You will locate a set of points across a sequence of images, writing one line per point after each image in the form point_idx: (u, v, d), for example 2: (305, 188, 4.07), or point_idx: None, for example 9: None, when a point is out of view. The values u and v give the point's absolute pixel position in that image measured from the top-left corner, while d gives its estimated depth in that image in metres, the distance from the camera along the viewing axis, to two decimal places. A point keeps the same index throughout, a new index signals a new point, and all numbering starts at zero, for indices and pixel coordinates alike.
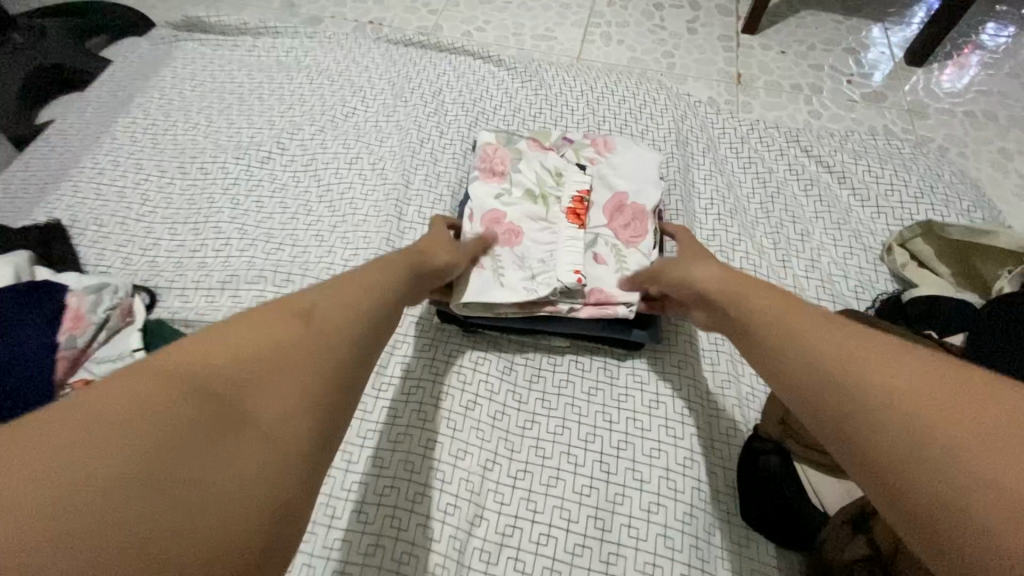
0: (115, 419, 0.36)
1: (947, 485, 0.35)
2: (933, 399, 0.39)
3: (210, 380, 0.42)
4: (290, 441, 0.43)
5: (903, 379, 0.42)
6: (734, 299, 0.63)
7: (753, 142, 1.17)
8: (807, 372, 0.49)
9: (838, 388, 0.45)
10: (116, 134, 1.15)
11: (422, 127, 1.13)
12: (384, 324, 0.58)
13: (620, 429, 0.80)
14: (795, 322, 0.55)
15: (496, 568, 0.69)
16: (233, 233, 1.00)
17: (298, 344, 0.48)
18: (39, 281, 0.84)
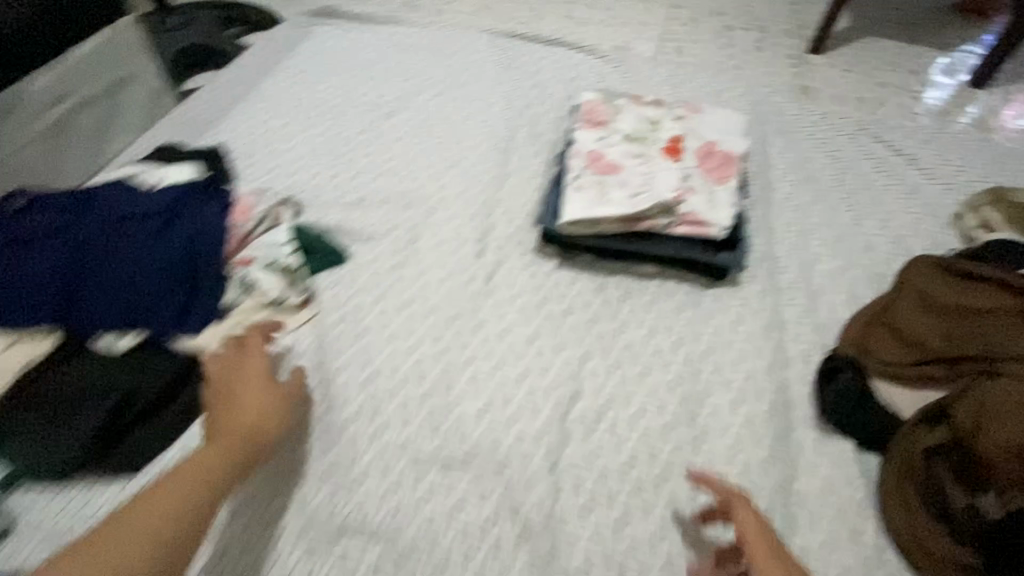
0: (127, 548, 0.57)
1: None
2: None
3: (201, 482, 0.65)
4: (189, 497, 0.63)
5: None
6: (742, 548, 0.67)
7: (826, 126, 1.27)
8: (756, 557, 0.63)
9: None
10: (262, 87, 1.34)
11: (525, 97, 1.28)
12: (280, 418, 0.75)
13: (706, 339, 0.88)
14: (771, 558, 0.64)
15: (595, 435, 0.78)
16: (362, 163, 1.14)
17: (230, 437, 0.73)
18: (209, 181, 0.99)
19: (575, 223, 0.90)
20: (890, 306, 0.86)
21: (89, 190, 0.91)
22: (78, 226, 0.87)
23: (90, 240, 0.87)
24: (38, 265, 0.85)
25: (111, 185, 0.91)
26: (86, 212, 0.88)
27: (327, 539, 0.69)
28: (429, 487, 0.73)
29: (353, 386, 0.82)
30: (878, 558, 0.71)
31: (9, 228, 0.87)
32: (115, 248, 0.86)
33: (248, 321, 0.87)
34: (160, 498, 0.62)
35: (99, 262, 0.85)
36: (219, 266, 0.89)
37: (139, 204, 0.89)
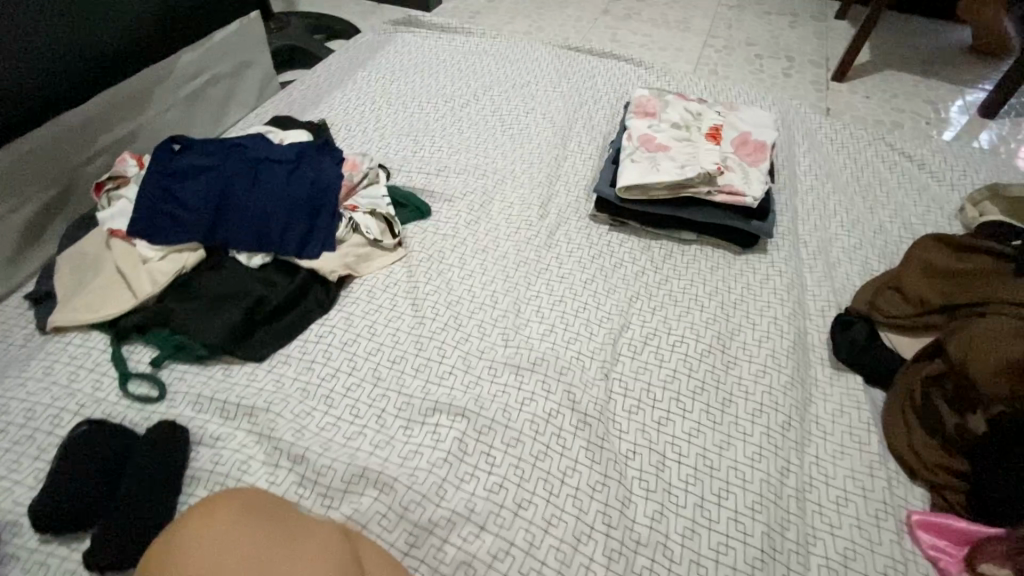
0: None
1: None
2: None
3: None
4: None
5: None
6: None
7: (846, 133, 1.43)
8: None
9: None
10: (355, 80, 1.57)
11: (581, 96, 1.48)
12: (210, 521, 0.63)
13: (736, 291, 1.03)
14: None
15: (642, 355, 0.92)
16: (442, 142, 1.34)
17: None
18: (324, 145, 1.20)
19: (628, 188, 1.07)
20: (900, 272, 1.00)
21: (233, 142, 1.12)
22: (222, 163, 1.07)
23: (231, 174, 1.05)
24: (190, 191, 1.03)
25: (252, 139, 1.13)
26: (230, 155, 1.09)
27: (418, 414, 0.83)
28: (503, 383, 0.88)
29: (440, 307, 0.99)
30: (882, 466, 0.83)
31: (167, 163, 1.06)
32: (253, 183, 1.05)
33: (353, 250, 1.05)
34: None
35: (240, 192, 1.03)
36: (333, 203, 1.06)
37: (274, 154, 1.10)
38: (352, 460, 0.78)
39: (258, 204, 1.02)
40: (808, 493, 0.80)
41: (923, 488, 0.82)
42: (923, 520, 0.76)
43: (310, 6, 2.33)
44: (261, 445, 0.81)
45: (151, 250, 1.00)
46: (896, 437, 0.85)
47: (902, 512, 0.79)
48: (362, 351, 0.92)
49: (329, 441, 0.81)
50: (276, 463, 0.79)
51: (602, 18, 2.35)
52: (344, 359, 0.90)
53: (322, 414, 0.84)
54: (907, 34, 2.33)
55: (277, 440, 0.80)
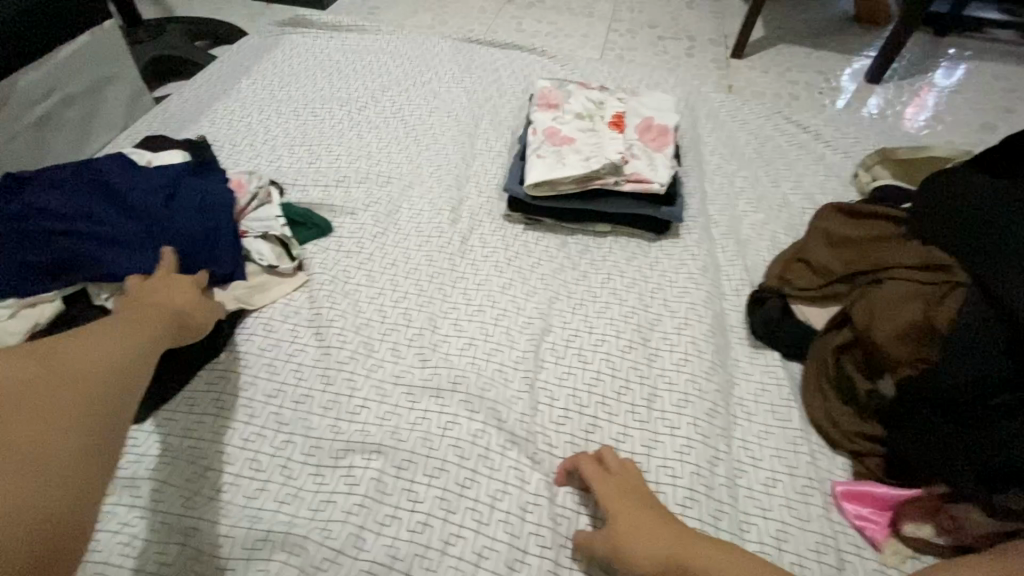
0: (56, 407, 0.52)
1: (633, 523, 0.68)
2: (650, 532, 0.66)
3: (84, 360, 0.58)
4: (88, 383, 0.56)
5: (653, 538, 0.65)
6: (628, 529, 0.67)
7: (747, 110, 1.46)
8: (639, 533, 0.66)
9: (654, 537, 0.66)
10: (239, 89, 1.43)
11: (486, 91, 1.42)
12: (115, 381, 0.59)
13: (654, 280, 1.02)
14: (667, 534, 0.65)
15: (565, 359, 0.89)
16: (340, 151, 1.25)
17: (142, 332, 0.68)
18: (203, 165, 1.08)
19: (536, 186, 1.04)
20: (803, 243, 1.02)
21: (99, 169, 0.96)
22: (88, 199, 0.92)
23: (101, 211, 0.91)
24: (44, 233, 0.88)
25: (123, 166, 0.98)
26: (94, 186, 0.94)
27: (329, 458, 0.77)
28: (423, 409, 0.82)
29: (347, 334, 0.91)
30: (805, 440, 0.84)
31: (10, 202, 0.92)
32: (125, 219, 0.92)
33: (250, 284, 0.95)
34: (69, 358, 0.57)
35: (98, 228, 0.90)
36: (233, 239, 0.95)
37: (151, 183, 0.97)
38: (255, 523, 0.70)
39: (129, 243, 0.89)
40: (739, 481, 0.79)
41: (846, 456, 0.83)
42: (847, 491, 0.77)
43: (188, 10, 2.13)
44: (147, 521, 0.71)
45: None
46: (816, 409, 0.86)
47: (827, 484, 0.80)
48: (261, 394, 0.83)
49: (228, 504, 0.72)
50: (166, 539, 0.69)
51: (507, 7, 2.30)
52: (240, 407, 0.81)
53: (218, 473, 0.75)
54: (796, 8, 2.44)
55: (166, 513, 0.71)
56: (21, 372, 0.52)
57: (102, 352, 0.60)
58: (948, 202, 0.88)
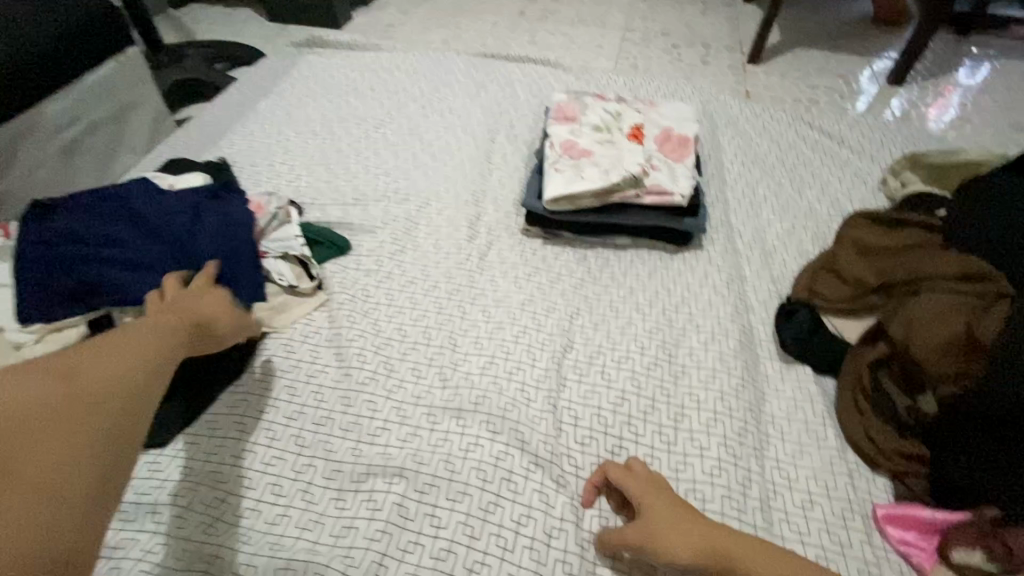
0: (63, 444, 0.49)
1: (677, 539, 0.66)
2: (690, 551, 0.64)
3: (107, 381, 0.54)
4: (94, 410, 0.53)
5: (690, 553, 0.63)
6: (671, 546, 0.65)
7: (767, 117, 1.44)
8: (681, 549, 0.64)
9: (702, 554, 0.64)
10: (258, 110, 1.45)
11: (502, 105, 1.42)
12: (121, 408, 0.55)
13: (677, 295, 1.00)
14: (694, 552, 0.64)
15: (589, 377, 0.87)
16: (358, 169, 1.25)
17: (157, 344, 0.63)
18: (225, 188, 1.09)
19: (555, 200, 1.02)
20: (833, 254, 0.99)
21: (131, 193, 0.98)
22: (120, 224, 0.94)
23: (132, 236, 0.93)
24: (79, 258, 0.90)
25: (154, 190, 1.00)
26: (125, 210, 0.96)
27: (351, 482, 0.76)
28: (444, 431, 0.80)
29: (367, 354, 0.90)
30: (842, 461, 0.81)
31: (38, 229, 0.93)
32: (152, 243, 0.93)
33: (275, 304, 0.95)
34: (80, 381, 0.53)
35: (123, 252, 0.91)
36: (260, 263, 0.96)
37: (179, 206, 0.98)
38: (277, 549, 0.70)
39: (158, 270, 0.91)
40: (773, 504, 0.76)
41: (885, 477, 0.79)
42: (888, 513, 0.74)
43: (209, 33, 2.19)
44: (171, 548, 0.70)
45: (24, 334, 0.87)
46: (852, 427, 0.83)
47: (868, 507, 0.77)
48: (283, 417, 0.83)
49: (250, 530, 0.72)
50: (189, 566, 0.69)
51: (520, 21, 2.31)
52: (262, 430, 0.81)
53: (240, 498, 0.75)
54: (813, 11, 2.40)
55: (189, 540, 0.71)
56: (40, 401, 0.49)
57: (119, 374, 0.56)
58: (979, 217, 0.86)
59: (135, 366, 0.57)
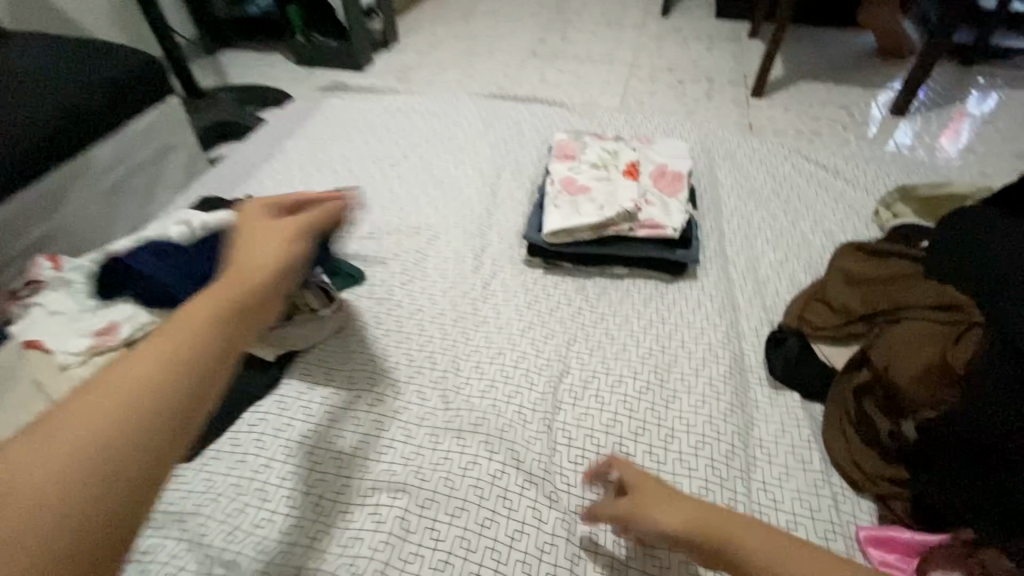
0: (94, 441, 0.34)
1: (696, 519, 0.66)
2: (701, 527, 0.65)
3: (175, 353, 0.38)
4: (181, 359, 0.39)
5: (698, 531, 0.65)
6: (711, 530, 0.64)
7: (763, 151, 1.49)
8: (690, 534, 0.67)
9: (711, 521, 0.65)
10: (284, 150, 1.57)
11: (509, 143, 1.51)
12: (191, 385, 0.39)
13: (670, 322, 1.05)
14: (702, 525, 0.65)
15: (583, 400, 0.92)
16: (373, 204, 1.35)
17: (237, 303, 0.45)
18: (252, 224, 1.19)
19: (554, 234, 1.10)
20: (822, 284, 1.03)
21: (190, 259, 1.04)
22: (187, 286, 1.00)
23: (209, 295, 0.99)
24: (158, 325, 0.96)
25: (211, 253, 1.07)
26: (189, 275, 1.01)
27: (359, 497, 0.82)
28: (446, 450, 0.86)
29: (377, 377, 0.97)
30: (826, 484, 0.84)
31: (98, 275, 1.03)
32: (188, 275, 1.01)
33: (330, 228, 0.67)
34: (97, 386, 0.36)
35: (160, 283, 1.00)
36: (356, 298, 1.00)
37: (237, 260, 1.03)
38: (288, 556, 0.75)
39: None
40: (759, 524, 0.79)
41: (870, 500, 0.82)
42: (869, 536, 0.77)
43: (241, 78, 2.36)
44: (194, 554, 0.77)
45: (69, 356, 0.96)
46: (839, 453, 0.85)
47: (851, 530, 0.79)
48: (298, 435, 0.89)
49: (265, 538, 0.77)
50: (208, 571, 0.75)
51: (531, 61, 2.44)
52: (278, 447, 0.88)
53: (256, 509, 0.81)
54: (815, 45, 2.48)
55: (209, 546, 0.77)
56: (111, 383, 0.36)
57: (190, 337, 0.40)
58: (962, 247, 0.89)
59: (201, 342, 0.40)
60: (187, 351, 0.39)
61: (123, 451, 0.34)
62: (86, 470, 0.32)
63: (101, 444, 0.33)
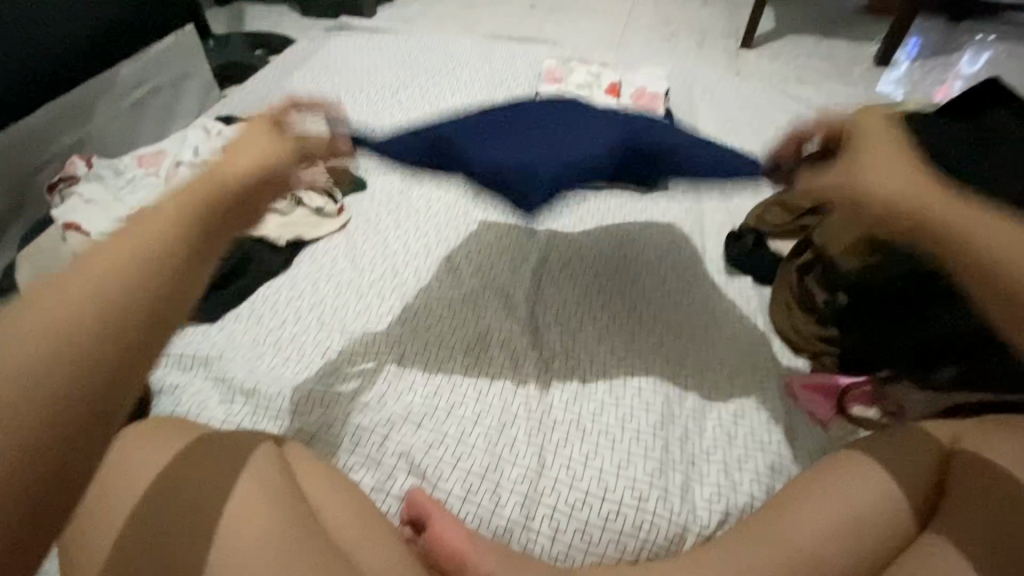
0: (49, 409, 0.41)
1: (908, 213, 0.73)
2: (904, 197, 0.74)
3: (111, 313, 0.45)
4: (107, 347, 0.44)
5: (891, 182, 0.75)
6: (912, 212, 0.73)
7: (742, 84, 1.58)
8: (897, 196, 0.73)
9: (918, 209, 0.73)
10: (292, 78, 1.65)
11: (503, 75, 1.61)
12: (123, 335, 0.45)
13: (641, 220, 1.16)
14: (929, 196, 0.73)
15: (559, 278, 1.04)
16: (375, 125, 1.45)
17: (200, 213, 0.53)
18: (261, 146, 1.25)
19: (539, 141, 1.21)
20: (783, 190, 1.13)
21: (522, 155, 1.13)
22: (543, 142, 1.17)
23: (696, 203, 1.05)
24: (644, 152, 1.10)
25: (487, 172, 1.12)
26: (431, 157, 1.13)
27: (360, 346, 0.94)
28: (438, 314, 0.98)
29: (377, 261, 1.09)
30: (766, 342, 0.96)
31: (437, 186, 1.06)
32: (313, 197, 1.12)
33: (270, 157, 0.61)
34: (54, 294, 0.44)
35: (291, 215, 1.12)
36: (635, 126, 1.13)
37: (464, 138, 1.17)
38: (300, 386, 0.88)
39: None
40: (702, 339, 0.96)
41: (806, 358, 0.94)
42: (798, 380, 0.89)
43: (248, 26, 2.44)
44: (217, 387, 0.90)
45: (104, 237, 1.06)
46: (780, 321, 0.97)
47: (782, 378, 0.91)
48: (307, 303, 1.02)
49: (279, 375, 0.91)
50: (231, 400, 0.88)
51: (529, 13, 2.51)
52: (291, 312, 1.01)
53: (271, 356, 0.94)
54: (809, 0, 2.52)
55: (231, 381, 0.90)
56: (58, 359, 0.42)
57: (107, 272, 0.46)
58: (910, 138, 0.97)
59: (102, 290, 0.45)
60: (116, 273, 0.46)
61: (48, 420, 0.41)
62: (61, 420, 0.41)
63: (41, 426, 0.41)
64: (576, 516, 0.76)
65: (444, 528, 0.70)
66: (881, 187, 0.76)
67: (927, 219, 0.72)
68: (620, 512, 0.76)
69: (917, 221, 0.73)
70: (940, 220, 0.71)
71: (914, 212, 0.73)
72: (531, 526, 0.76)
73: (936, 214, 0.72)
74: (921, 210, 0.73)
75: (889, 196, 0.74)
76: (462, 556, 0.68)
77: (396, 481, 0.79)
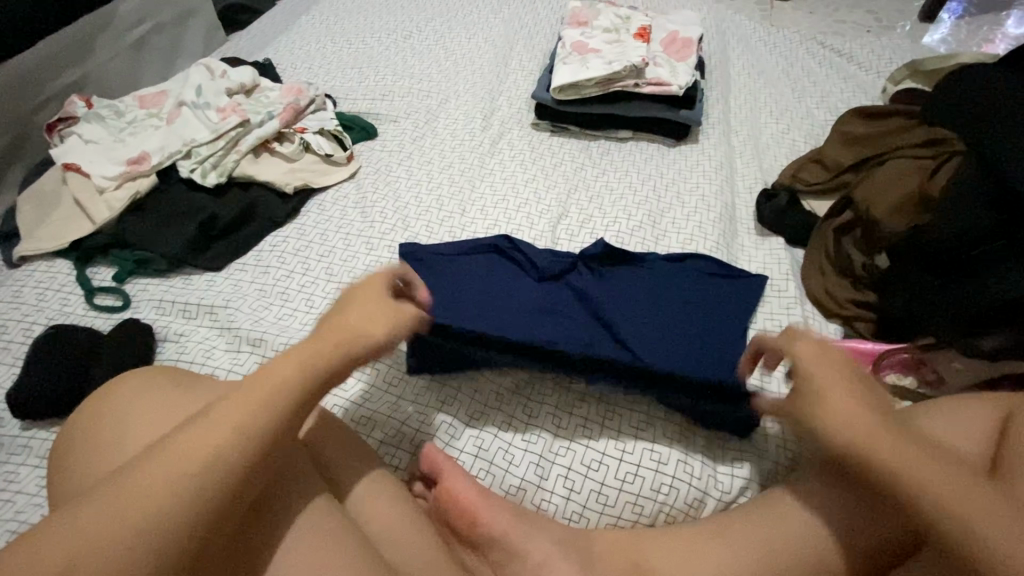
0: (149, 495, 0.47)
1: (876, 455, 0.57)
2: (930, 478, 0.54)
3: (263, 401, 0.54)
4: (230, 445, 0.50)
5: (841, 408, 0.60)
6: (880, 462, 0.56)
7: (779, 34, 1.47)
8: (868, 439, 0.57)
9: (870, 461, 0.57)
10: (299, 19, 1.56)
11: (524, 20, 1.51)
12: (267, 421, 0.53)
13: (668, 176, 1.10)
14: (905, 448, 0.57)
15: (579, 237, 0.99)
16: (387, 70, 1.37)
17: (272, 402, 0.54)
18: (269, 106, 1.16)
19: (561, 89, 1.14)
20: (822, 146, 1.05)
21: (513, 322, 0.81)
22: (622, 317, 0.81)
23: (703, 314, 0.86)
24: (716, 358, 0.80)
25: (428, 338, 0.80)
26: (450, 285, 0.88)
27: None
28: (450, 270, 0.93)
29: (388, 212, 1.04)
30: (799, 305, 0.90)
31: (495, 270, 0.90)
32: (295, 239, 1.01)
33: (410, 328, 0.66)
34: (249, 390, 0.54)
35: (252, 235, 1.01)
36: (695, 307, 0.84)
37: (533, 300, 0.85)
38: None
39: (235, 160, 1.06)
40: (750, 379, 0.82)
41: (837, 324, 0.89)
42: (833, 346, 0.84)
43: None
44: (223, 336, 0.87)
45: (104, 180, 1.01)
46: (815, 285, 0.91)
47: (816, 343, 0.86)
48: (316, 254, 0.98)
49: (287, 326, 0.88)
50: (237, 349, 0.85)
51: None
52: (299, 262, 0.97)
53: (279, 307, 0.91)
54: None
55: (237, 330, 0.87)
56: (168, 463, 0.48)
57: (172, 474, 0.48)
58: (972, 87, 0.87)
59: (227, 446, 0.50)
60: (233, 442, 0.51)
61: (167, 495, 0.47)
62: (176, 501, 0.47)
63: (146, 509, 0.46)
64: (590, 477, 0.74)
65: (454, 484, 0.67)
66: (843, 427, 0.59)
67: (890, 456, 0.56)
68: (637, 475, 0.73)
69: (901, 481, 0.55)
70: (939, 475, 0.54)
71: (857, 421, 0.59)
72: (545, 487, 0.73)
73: (925, 463, 0.55)
74: (877, 460, 0.57)
75: (839, 436, 0.59)
76: (469, 511, 0.65)
77: (406, 436, 0.77)
